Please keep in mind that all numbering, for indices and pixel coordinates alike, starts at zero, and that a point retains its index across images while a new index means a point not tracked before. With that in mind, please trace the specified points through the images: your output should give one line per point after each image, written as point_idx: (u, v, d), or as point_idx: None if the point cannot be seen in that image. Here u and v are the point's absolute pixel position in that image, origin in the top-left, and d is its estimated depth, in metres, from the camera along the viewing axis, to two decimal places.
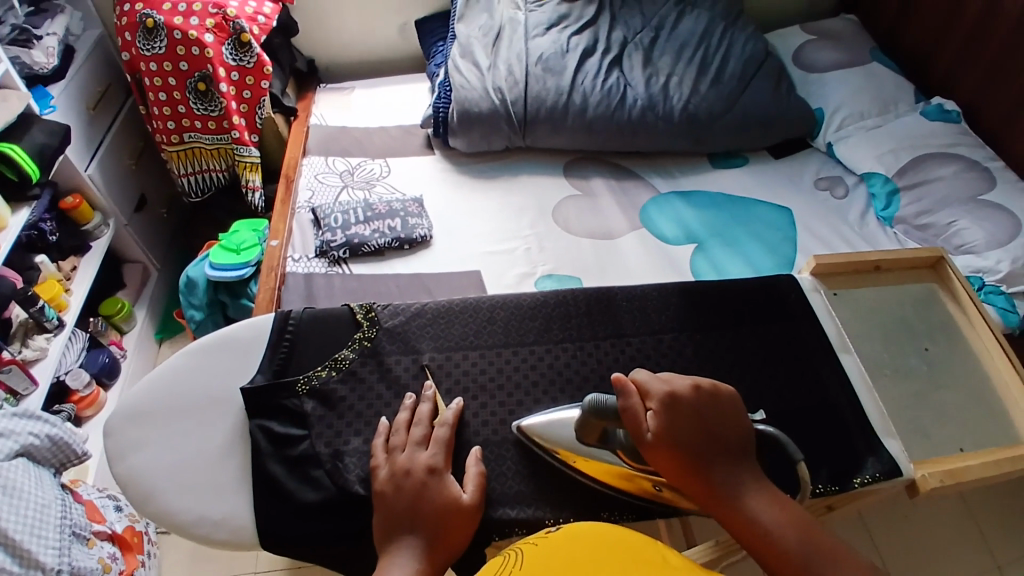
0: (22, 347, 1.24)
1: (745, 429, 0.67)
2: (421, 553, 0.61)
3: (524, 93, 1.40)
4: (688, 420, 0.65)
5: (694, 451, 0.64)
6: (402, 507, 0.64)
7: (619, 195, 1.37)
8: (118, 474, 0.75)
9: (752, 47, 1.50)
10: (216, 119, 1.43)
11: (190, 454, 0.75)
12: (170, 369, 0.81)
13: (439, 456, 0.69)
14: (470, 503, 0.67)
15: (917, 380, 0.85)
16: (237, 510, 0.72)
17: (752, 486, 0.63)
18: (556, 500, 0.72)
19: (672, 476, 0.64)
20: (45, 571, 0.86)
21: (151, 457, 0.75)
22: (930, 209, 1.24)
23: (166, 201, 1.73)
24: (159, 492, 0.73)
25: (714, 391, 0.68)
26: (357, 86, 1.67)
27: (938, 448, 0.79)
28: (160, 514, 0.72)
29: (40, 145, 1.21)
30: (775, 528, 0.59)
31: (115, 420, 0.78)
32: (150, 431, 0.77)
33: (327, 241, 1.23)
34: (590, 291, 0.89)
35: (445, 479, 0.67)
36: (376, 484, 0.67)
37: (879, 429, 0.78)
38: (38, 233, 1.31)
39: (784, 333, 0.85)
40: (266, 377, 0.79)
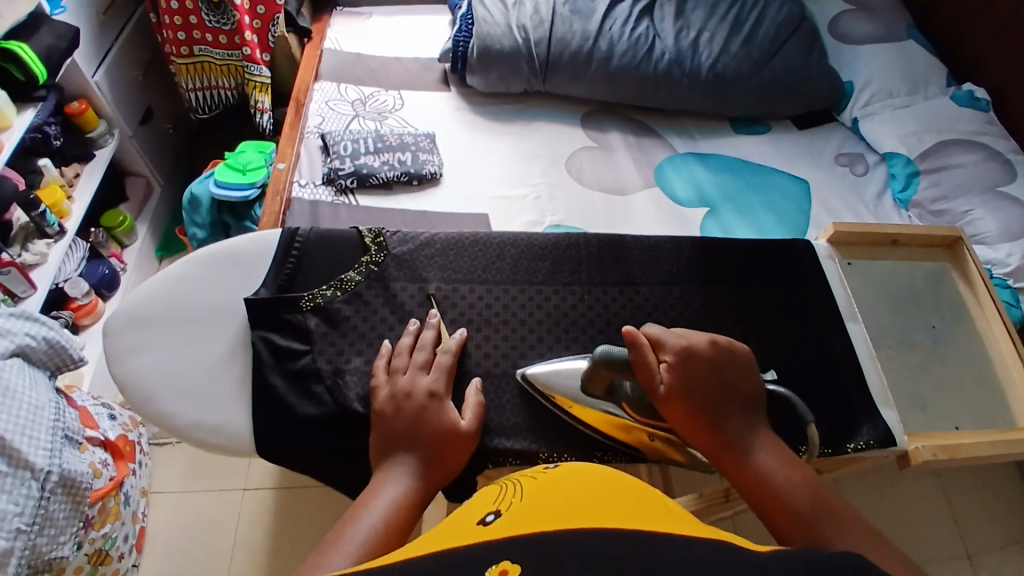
0: (21, 250, 1.23)
1: (758, 390, 0.68)
2: (417, 471, 0.62)
3: (549, 34, 1.35)
4: (704, 372, 0.66)
5: (705, 403, 0.65)
6: (401, 426, 0.64)
7: (635, 150, 1.34)
8: (116, 375, 0.75)
9: (789, 9, 1.44)
10: (228, 34, 1.38)
11: (190, 361, 0.76)
12: (175, 276, 0.81)
13: (440, 382, 0.69)
14: (467, 430, 0.68)
15: (918, 355, 0.86)
16: (236, 419, 0.72)
17: (760, 442, 0.64)
18: (550, 437, 0.73)
19: (683, 428, 0.65)
20: (34, 471, 0.87)
21: (150, 361, 0.76)
22: (948, 195, 1.22)
23: (172, 117, 1.69)
24: (158, 396, 0.74)
25: (730, 348, 0.69)
26: (376, 12, 1.60)
27: (931, 423, 0.80)
28: (159, 417, 0.73)
29: (48, 47, 1.17)
30: (781, 483, 0.60)
31: (116, 322, 0.78)
32: (150, 336, 0.77)
33: (335, 169, 1.21)
34: (603, 238, 0.88)
35: (444, 404, 0.67)
36: (377, 405, 0.67)
37: (877, 398, 0.78)
38: (41, 137, 1.28)
39: (792, 299, 0.85)
40: (271, 291, 0.79)
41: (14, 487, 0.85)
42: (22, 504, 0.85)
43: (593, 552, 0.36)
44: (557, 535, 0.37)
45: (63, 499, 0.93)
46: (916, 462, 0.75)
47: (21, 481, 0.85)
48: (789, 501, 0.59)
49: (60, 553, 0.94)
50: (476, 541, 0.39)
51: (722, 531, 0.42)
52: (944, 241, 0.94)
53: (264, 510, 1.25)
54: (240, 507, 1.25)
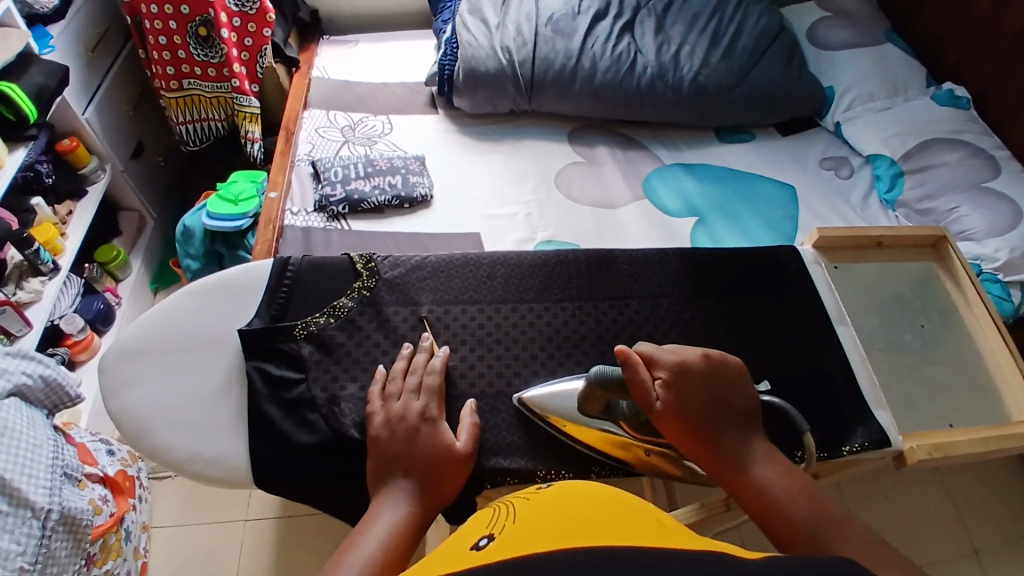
0: (16, 289, 1.24)
1: (752, 402, 0.69)
2: (413, 496, 0.62)
3: (532, 55, 1.37)
4: (698, 389, 0.67)
5: (701, 418, 0.65)
6: (396, 450, 0.65)
7: (622, 163, 1.36)
8: (112, 410, 0.75)
9: (766, 19, 1.47)
10: (217, 66, 1.40)
11: (185, 393, 0.76)
12: (169, 308, 0.81)
13: (432, 405, 0.70)
14: (463, 451, 0.68)
15: (909, 355, 0.87)
16: (233, 449, 0.72)
17: (758, 454, 0.65)
18: (545, 454, 0.73)
19: (681, 443, 0.66)
20: (35, 509, 0.86)
21: (146, 395, 0.76)
22: (932, 195, 1.24)
23: (163, 150, 1.70)
24: (154, 430, 0.74)
25: (723, 362, 0.70)
26: (362, 39, 1.63)
27: (926, 423, 0.81)
28: (155, 451, 0.73)
29: (38, 86, 1.18)
30: (782, 495, 0.61)
31: (112, 356, 0.78)
32: (145, 370, 0.77)
33: (326, 196, 1.22)
34: (592, 253, 0.89)
35: (438, 426, 0.68)
36: (371, 430, 0.67)
37: (870, 400, 0.79)
38: (33, 175, 1.29)
39: (781, 305, 0.85)
40: (264, 321, 0.79)
41: (16, 526, 0.84)
42: (25, 542, 0.85)
43: (594, 568, 0.36)
44: (554, 556, 0.37)
45: (65, 537, 0.93)
46: (912, 462, 0.75)
47: (22, 519, 0.85)
48: (792, 514, 0.59)
49: None
50: (475, 565, 0.39)
51: (714, 541, 0.43)
52: (927, 241, 0.95)
53: (267, 540, 1.24)
54: (242, 538, 1.24)
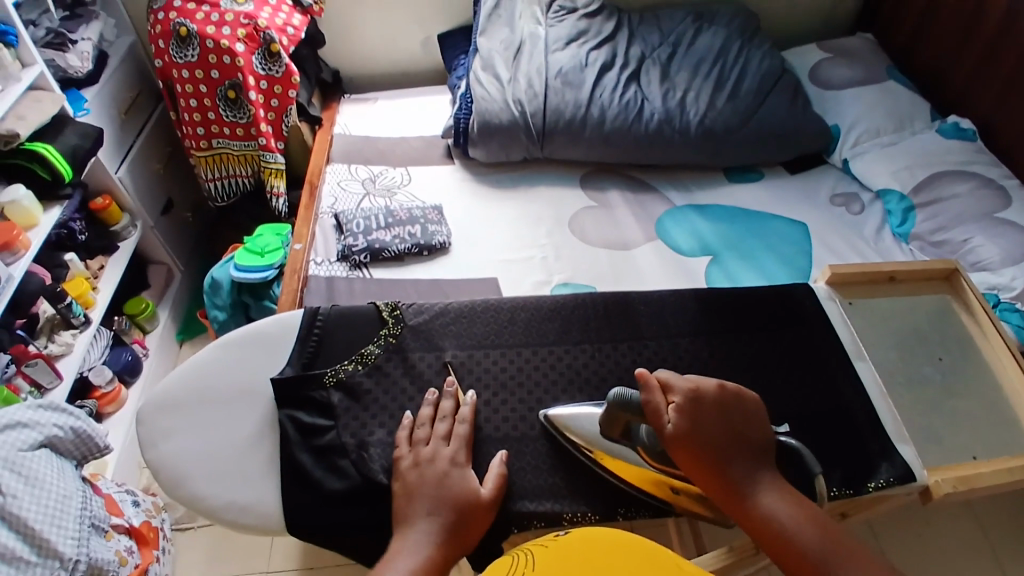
0: (48, 342, 1.29)
1: (766, 434, 0.69)
2: (435, 537, 0.63)
3: (543, 105, 1.43)
4: (711, 417, 0.67)
5: (714, 445, 0.66)
6: (424, 490, 0.67)
7: (634, 206, 1.39)
8: (149, 460, 0.78)
9: (768, 63, 1.52)
10: (244, 126, 1.48)
11: (219, 443, 0.78)
12: (203, 360, 0.84)
13: (461, 452, 0.72)
14: (488, 498, 0.69)
15: (931, 389, 0.86)
16: (265, 497, 0.74)
17: (770, 488, 0.64)
18: (568, 497, 0.74)
19: (691, 470, 0.66)
20: (63, 560, 0.88)
21: (181, 444, 0.78)
22: (946, 226, 1.24)
23: (192, 206, 1.78)
24: (189, 478, 0.76)
25: (738, 394, 0.70)
26: (381, 97, 1.71)
27: (954, 456, 0.80)
28: (190, 499, 0.75)
29: (73, 147, 1.26)
30: (795, 527, 0.61)
31: (147, 408, 0.81)
32: (181, 421, 0.80)
33: (349, 246, 1.27)
34: (609, 295, 0.91)
35: (465, 472, 0.70)
36: (399, 474, 0.70)
37: (893, 435, 0.78)
38: (67, 232, 1.35)
39: (797, 341, 0.86)
40: (296, 369, 0.82)
41: None
42: None
43: None
44: None
45: None
46: (938, 497, 0.74)
47: (50, 570, 0.87)
48: (805, 549, 0.59)
49: None
50: None
51: None
52: (941, 274, 0.95)
53: None
54: None
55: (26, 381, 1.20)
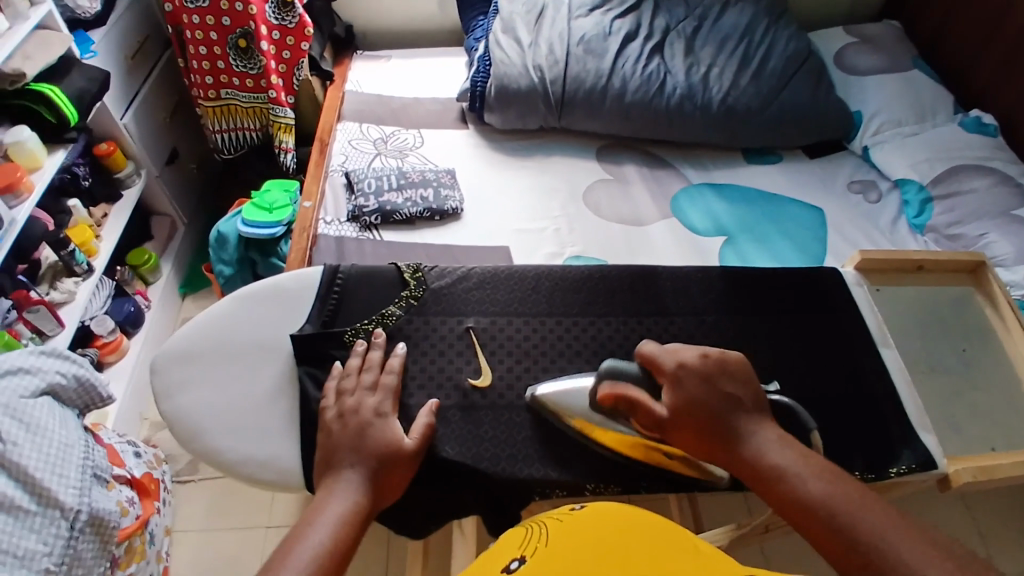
0: (50, 289, 1.26)
1: (759, 395, 0.68)
2: (361, 486, 0.62)
3: (564, 73, 1.39)
4: (701, 388, 0.67)
5: (709, 416, 0.65)
6: (347, 443, 0.65)
7: (650, 182, 1.37)
8: (164, 411, 0.77)
9: (795, 43, 1.48)
10: (254, 77, 1.44)
11: (238, 398, 0.77)
12: (220, 312, 0.83)
13: (386, 403, 0.70)
14: (409, 448, 0.68)
15: (951, 378, 0.86)
16: (283, 455, 0.73)
17: (772, 443, 0.64)
18: (585, 469, 0.73)
19: (690, 444, 0.66)
20: (63, 510, 0.87)
21: (198, 397, 0.77)
22: (962, 220, 1.23)
23: (197, 158, 1.74)
24: (207, 430, 0.75)
25: (723, 359, 0.70)
26: (394, 55, 1.67)
27: (971, 446, 0.80)
28: (207, 453, 0.74)
29: (79, 90, 1.21)
30: (802, 480, 0.60)
31: (162, 359, 0.80)
32: (197, 373, 0.79)
33: (360, 206, 1.24)
34: (634, 269, 0.90)
35: (389, 422, 0.68)
36: (323, 424, 0.68)
37: (916, 422, 0.78)
38: (70, 177, 1.32)
39: (825, 326, 0.85)
40: (315, 326, 0.81)
41: (44, 526, 0.85)
42: (52, 543, 0.85)
43: None
44: None
45: (91, 539, 0.93)
46: (957, 485, 0.75)
47: (50, 520, 0.86)
48: (813, 500, 0.58)
49: None
50: None
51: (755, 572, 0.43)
52: (966, 265, 0.93)
53: None
54: (264, 541, 1.24)
55: (27, 326, 1.18)
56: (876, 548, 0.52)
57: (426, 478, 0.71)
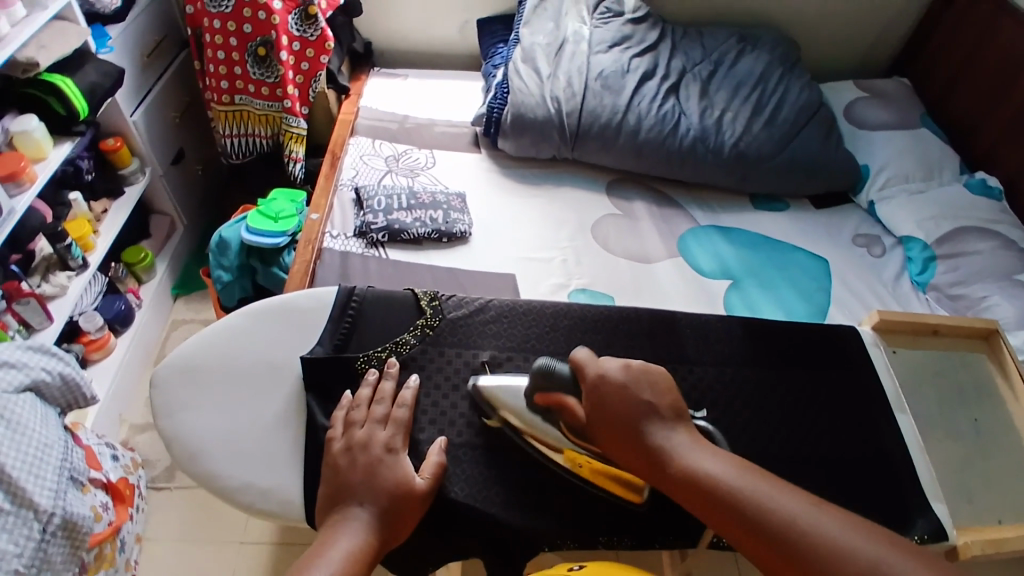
0: (42, 281, 1.23)
1: (678, 401, 0.66)
2: (371, 525, 0.60)
3: (580, 106, 1.40)
4: (616, 397, 0.66)
5: (625, 420, 0.64)
6: (357, 480, 0.63)
7: (658, 220, 1.37)
8: (164, 428, 0.74)
9: (807, 95, 1.50)
10: (271, 86, 1.43)
11: (242, 419, 0.74)
12: (229, 326, 0.81)
13: (398, 437, 0.68)
14: (421, 488, 0.65)
15: (963, 446, 0.85)
16: (286, 483, 0.71)
17: (686, 445, 0.63)
18: (595, 521, 0.71)
19: (613, 449, 0.65)
20: (37, 511, 0.82)
21: (200, 414, 0.75)
22: (964, 281, 1.24)
23: (202, 160, 1.72)
24: (206, 453, 0.72)
25: (645, 371, 0.68)
26: (411, 75, 1.67)
27: (981, 517, 0.79)
28: (204, 476, 0.72)
29: (92, 84, 1.19)
30: (718, 477, 0.58)
31: (165, 372, 0.77)
32: (200, 389, 0.76)
33: (368, 222, 1.23)
34: (654, 313, 0.89)
35: (400, 459, 0.66)
36: (331, 456, 0.66)
37: (929, 490, 0.77)
38: (73, 170, 1.31)
39: (840, 384, 0.85)
40: (327, 349, 0.79)
41: (16, 526, 0.80)
42: (22, 545, 0.81)
43: None
44: None
45: (63, 542, 0.88)
46: (966, 558, 0.74)
47: (23, 521, 0.81)
48: (729, 500, 0.57)
49: None
50: None
51: None
52: (980, 332, 0.94)
53: (262, 567, 1.19)
54: (240, 560, 1.19)
55: (14, 318, 1.14)
56: (795, 539, 0.52)
57: (432, 518, 0.69)
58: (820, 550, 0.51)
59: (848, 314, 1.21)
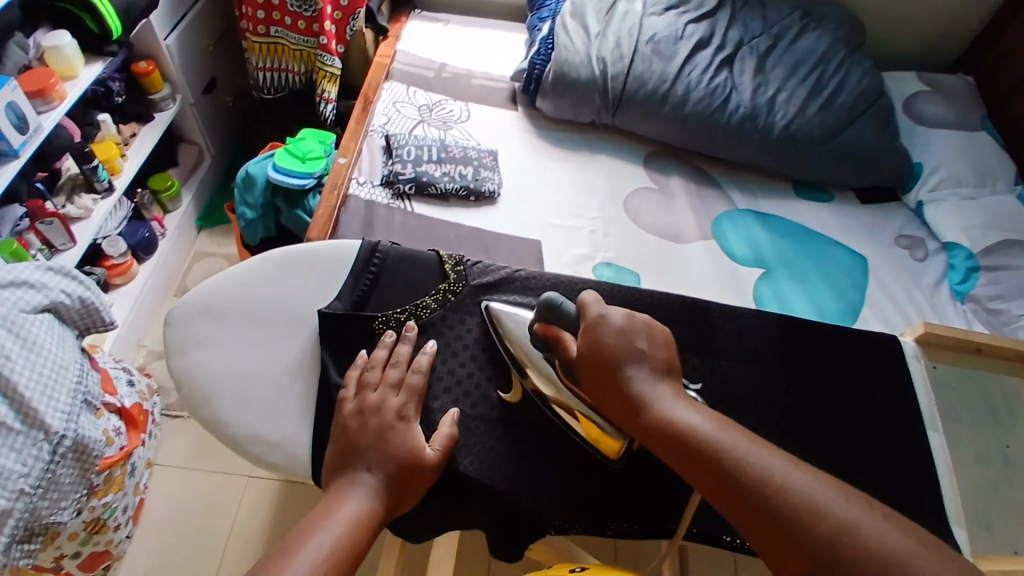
0: (66, 202, 1.23)
1: (671, 358, 0.65)
2: (377, 491, 0.59)
3: (627, 70, 1.33)
4: (613, 341, 0.64)
5: (618, 365, 0.63)
6: (366, 445, 0.62)
7: (694, 199, 1.32)
8: (175, 369, 0.74)
9: (869, 81, 1.41)
10: (308, 20, 1.38)
11: (256, 368, 0.74)
12: (247, 271, 0.80)
13: (411, 405, 0.67)
14: (432, 460, 0.65)
15: (989, 471, 0.83)
16: (293, 438, 0.71)
17: (670, 398, 0.61)
18: (603, 509, 0.70)
19: (599, 392, 0.64)
20: (47, 433, 0.83)
21: (212, 359, 0.74)
22: (1004, 295, 1.18)
23: (234, 91, 1.68)
24: (217, 399, 0.72)
25: (647, 325, 0.66)
26: (453, 20, 1.60)
27: (998, 546, 0.77)
28: (212, 423, 0.72)
29: (128, 4, 1.16)
30: (704, 431, 0.57)
31: (181, 312, 0.77)
32: (215, 333, 0.76)
33: (395, 172, 1.20)
34: (686, 300, 0.86)
35: (412, 427, 0.65)
36: (341, 417, 0.65)
37: (951, 515, 0.75)
38: (104, 91, 1.29)
39: (870, 396, 0.82)
40: (345, 305, 0.78)
41: (25, 446, 0.81)
42: (31, 465, 0.81)
43: None
44: None
45: (72, 465, 0.90)
46: None
47: (32, 441, 0.82)
48: (711, 453, 0.55)
49: (57, 518, 0.90)
50: None
51: None
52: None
53: (266, 501, 1.22)
54: (244, 494, 1.22)
55: (38, 238, 1.14)
56: (773, 496, 0.51)
57: (438, 489, 0.69)
58: (798, 505, 0.50)
59: (881, 317, 1.16)
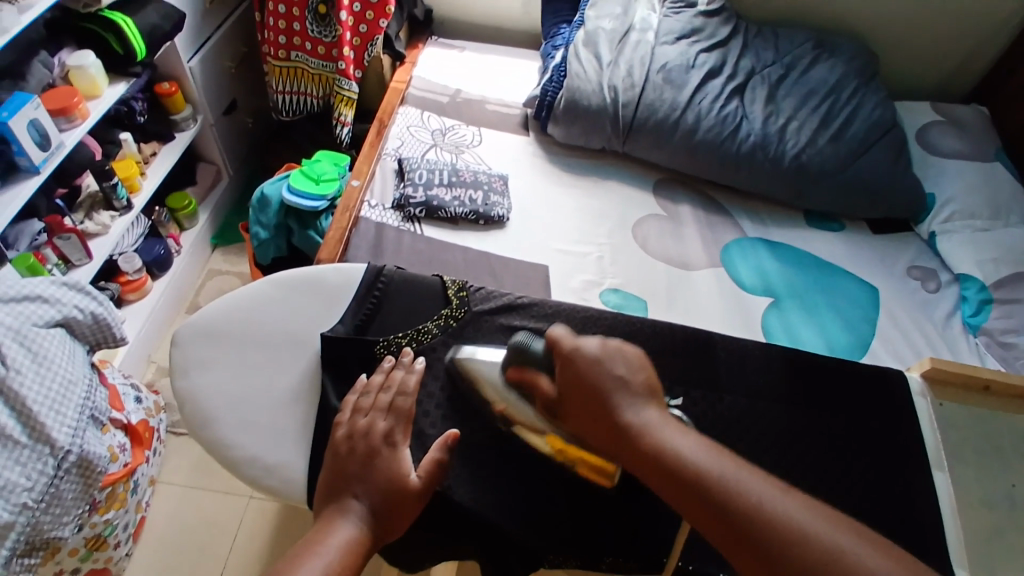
0: (85, 218, 1.25)
1: (650, 380, 0.64)
2: (366, 519, 0.59)
3: (638, 98, 1.34)
4: (588, 370, 0.64)
5: (597, 393, 0.63)
6: (356, 472, 0.62)
7: (703, 227, 1.32)
8: (178, 389, 0.75)
9: (881, 112, 1.41)
10: (327, 45, 1.42)
11: (256, 390, 0.75)
12: (251, 294, 0.81)
13: (398, 429, 0.67)
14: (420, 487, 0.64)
15: None
16: (290, 461, 0.71)
17: (654, 423, 0.60)
18: (599, 544, 0.69)
19: (582, 422, 0.64)
20: (53, 447, 0.85)
21: (214, 380, 0.75)
22: (1018, 330, 1.15)
23: (253, 112, 1.72)
24: (216, 421, 0.73)
25: (621, 349, 0.66)
26: (468, 47, 1.64)
27: None
28: (211, 444, 0.72)
29: (151, 26, 1.20)
30: (689, 456, 0.56)
31: (186, 333, 0.78)
32: (217, 354, 0.77)
33: (407, 196, 1.21)
34: (689, 332, 0.86)
35: (401, 453, 0.65)
36: (333, 442, 0.66)
37: (954, 559, 0.73)
38: (127, 110, 1.33)
39: (875, 434, 0.80)
40: (348, 329, 0.79)
41: (30, 460, 0.83)
42: (35, 479, 0.83)
43: None
44: None
45: (76, 479, 0.91)
46: None
47: (38, 455, 0.83)
48: (698, 479, 0.54)
49: (59, 533, 0.91)
50: None
51: None
52: None
53: (267, 522, 1.21)
54: (245, 513, 1.22)
55: (55, 253, 1.17)
56: (758, 521, 0.51)
57: (432, 518, 0.69)
58: (784, 531, 0.50)
59: (891, 351, 1.14)
